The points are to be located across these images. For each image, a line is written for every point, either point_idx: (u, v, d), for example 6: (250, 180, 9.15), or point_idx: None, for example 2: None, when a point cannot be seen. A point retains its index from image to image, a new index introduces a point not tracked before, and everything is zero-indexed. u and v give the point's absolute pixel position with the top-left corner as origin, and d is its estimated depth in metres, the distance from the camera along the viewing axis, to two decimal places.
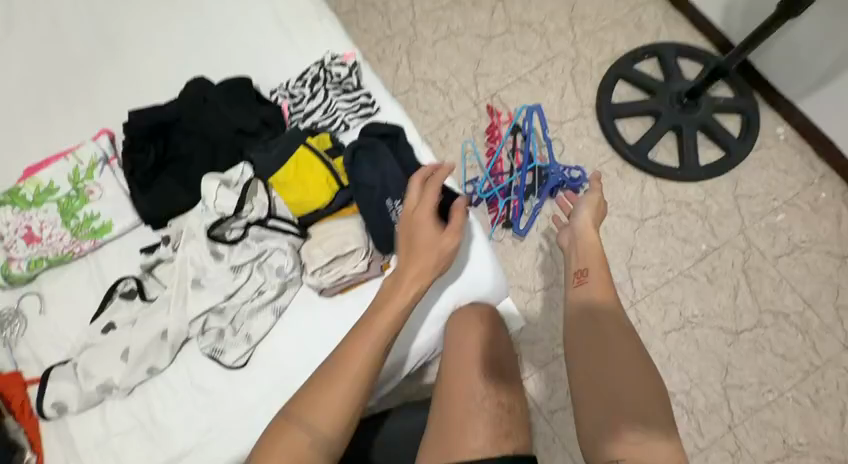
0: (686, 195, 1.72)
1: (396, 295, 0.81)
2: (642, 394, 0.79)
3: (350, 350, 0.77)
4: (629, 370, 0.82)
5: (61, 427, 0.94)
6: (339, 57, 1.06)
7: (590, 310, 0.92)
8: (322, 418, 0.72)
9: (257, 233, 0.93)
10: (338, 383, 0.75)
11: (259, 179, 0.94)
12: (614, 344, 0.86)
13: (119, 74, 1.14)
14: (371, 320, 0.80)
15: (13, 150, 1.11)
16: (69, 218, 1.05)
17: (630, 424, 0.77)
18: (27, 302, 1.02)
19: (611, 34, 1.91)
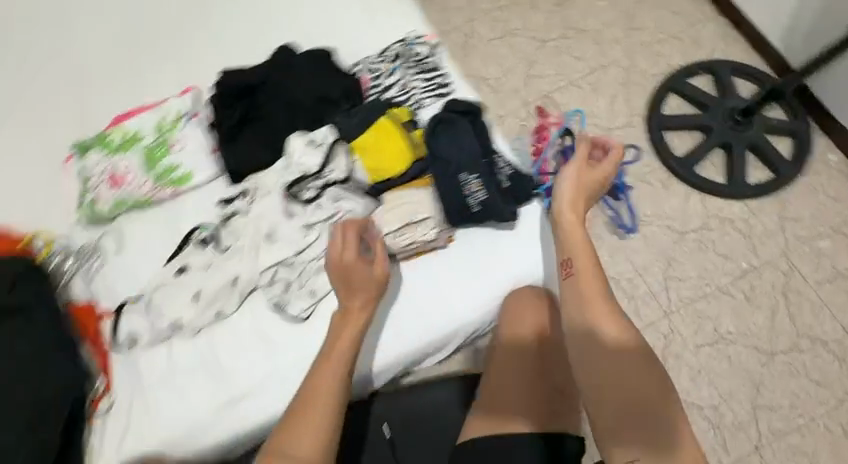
0: (730, 212, 1.72)
1: (344, 331, 0.85)
2: (648, 400, 0.74)
3: (316, 377, 0.81)
4: (630, 382, 0.76)
5: (129, 359, 1.00)
6: (422, 39, 1.10)
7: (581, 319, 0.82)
8: (304, 443, 0.74)
9: (335, 193, 0.97)
10: (313, 406, 0.78)
11: (342, 141, 0.98)
12: (614, 353, 0.78)
13: (207, 37, 1.20)
14: (327, 357, 0.83)
15: (104, 98, 1.19)
16: (152, 166, 1.10)
17: (638, 440, 0.72)
18: (105, 240, 1.07)
19: (667, 48, 1.92)
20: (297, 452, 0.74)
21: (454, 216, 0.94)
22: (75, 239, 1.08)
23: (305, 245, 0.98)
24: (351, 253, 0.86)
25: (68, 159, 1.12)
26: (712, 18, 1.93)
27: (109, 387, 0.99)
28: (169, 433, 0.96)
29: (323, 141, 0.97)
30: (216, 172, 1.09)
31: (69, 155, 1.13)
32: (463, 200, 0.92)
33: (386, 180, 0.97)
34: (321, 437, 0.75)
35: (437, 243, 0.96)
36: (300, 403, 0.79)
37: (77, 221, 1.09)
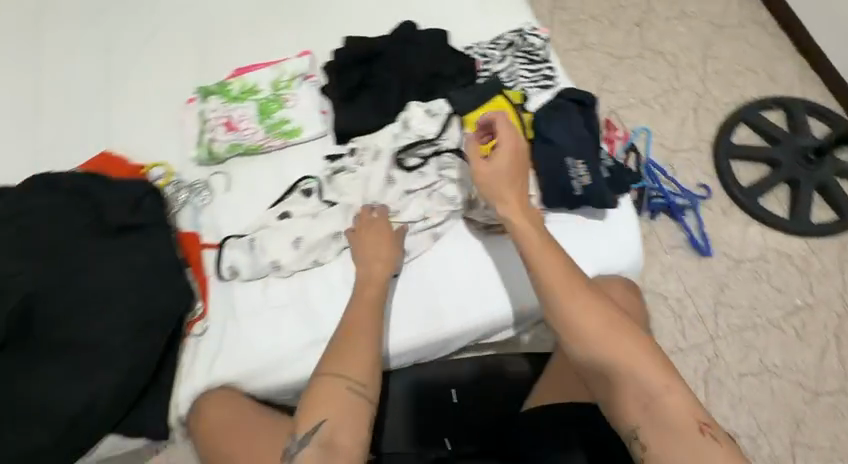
0: (789, 247, 1.72)
1: (369, 288, 0.94)
2: (636, 376, 0.74)
3: (356, 323, 0.90)
4: (611, 355, 0.76)
5: (227, 289, 1.07)
6: (535, 31, 1.15)
7: (555, 314, 0.82)
8: (354, 370, 0.84)
9: (444, 162, 1.06)
10: (358, 346, 0.87)
11: (456, 114, 1.07)
12: (594, 341, 0.78)
13: (324, 8, 1.29)
14: (358, 314, 0.91)
15: (225, 51, 1.28)
16: (266, 117, 1.18)
17: (644, 420, 0.73)
18: (215, 179, 1.15)
19: (743, 79, 1.93)
20: (348, 378, 0.83)
21: (553, 197, 0.98)
22: (188, 175, 1.16)
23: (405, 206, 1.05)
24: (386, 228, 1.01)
25: (190, 101, 1.21)
26: (791, 56, 1.94)
27: (205, 312, 1.06)
28: (257, 364, 1.03)
29: (438, 112, 1.07)
30: (325, 129, 1.16)
31: (192, 98, 1.22)
32: (564, 182, 0.97)
33: None
34: (367, 366, 0.85)
35: None
36: (340, 344, 0.87)
37: (194, 158, 1.17)
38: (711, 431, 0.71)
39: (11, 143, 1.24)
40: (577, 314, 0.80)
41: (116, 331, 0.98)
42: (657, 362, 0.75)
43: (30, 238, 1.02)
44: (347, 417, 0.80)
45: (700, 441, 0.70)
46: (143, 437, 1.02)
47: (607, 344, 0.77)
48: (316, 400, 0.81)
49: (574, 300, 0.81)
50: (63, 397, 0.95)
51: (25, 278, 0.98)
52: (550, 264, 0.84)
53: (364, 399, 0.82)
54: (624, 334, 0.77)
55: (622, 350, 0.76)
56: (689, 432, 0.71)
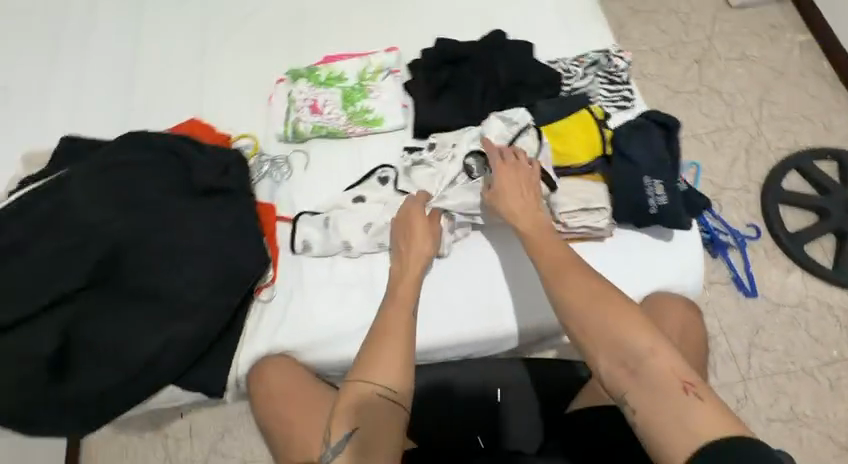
0: (831, 297, 1.69)
1: (404, 287, 0.95)
2: (618, 337, 0.75)
3: (387, 324, 0.88)
4: (600, 317, 0.77)
5: (296, 261, 1.13)
6: (620, 53, 1.18)
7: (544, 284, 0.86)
8: (383, 376, 0.82)
9: None
10: (387, 350, 0.85)
11: (533, 126, 1.07)
12: (578, 307, 0.79)
13: (409, 11, 1.35)
14: (390, 314, 0.91)
15: (310, 40, 1.35)
16: (349, 105, 1.24)
17: (632, 381, 0.72)
18: (296, 157, 1.21)
19: (798, 126, 1.93)
20: (378, 383, 0.82)
21: (626, 212, 1.01)
22: (271, 150, 1.22)
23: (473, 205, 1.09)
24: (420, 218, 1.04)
25: (280, 81, 1.28)
26: None
27: (273, 280, 1.11)
28: (318, 337, 1.07)
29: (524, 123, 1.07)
30: (403, 123, 1.22)
31: (281, 79, 1.28)
32: (641, 198, 1.00)
33: (573, 165, 1.06)
34: (397, 372, 0.83)
35: (600, 233, 1.04)
36: (372, 342, 0.86)
37: (279, 135, 1.23)
38: (696, 390, 0.69)
39: (106, 100, 1.32)
40: (565, 283, 0.83)
41: (194, 286, 1.03)
42: (642, 325, 0.75)
43: (122, 189, 1.08)
44: (379, 425, 0.79)
45: (686, 401, 0.68)
46: (200, 392, 1.06)
47: (591, 310, 0.78)
48: (345, 405, 0.81)
49: (560, 271, 0.85)
50: (139, 341, 1.00)
51: (114, 226, 1.04)
52: (543, 246, 0.90)
53: (393, 404, 0.81)
54: (611, 302, 0.78)
55: (604, 315, 0.77)
56: (671, 390, 0.69)
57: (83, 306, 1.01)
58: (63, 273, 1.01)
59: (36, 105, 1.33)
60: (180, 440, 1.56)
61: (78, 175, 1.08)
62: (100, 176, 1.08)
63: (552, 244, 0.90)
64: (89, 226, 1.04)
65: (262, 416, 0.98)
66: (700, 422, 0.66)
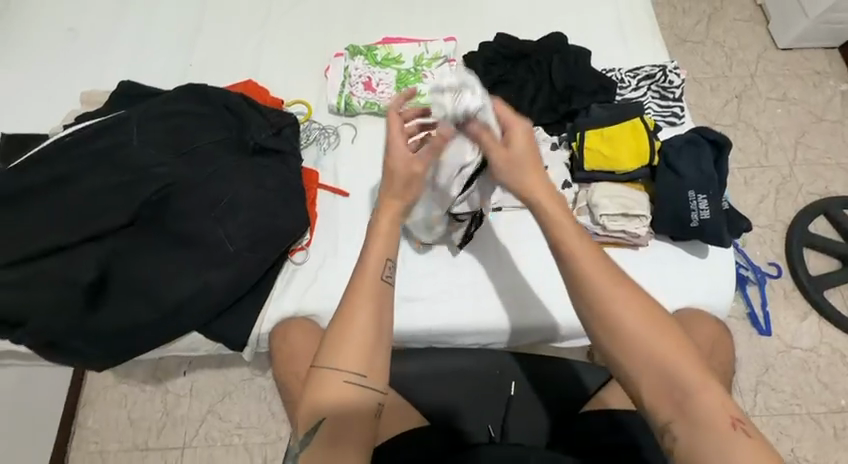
0: (844, 346, 1.67)
1: (373, 256, 0.82)
2: (668, 369, 0.70)
3: (351, 301, 0.78)
4: (649, 346, 0.71)
5: (332, 227, 1.15)
6: (677, 70, 1.20)
7: (581, 295, 0.75)
8: (351, 362, 0.76)
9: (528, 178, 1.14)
10: (353, 332, 0.77)
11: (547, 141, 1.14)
12: (628, 332, 0.72)
13: (463, 7, 1.38)
14: (356, 284, 0.80)
15: (365, 23, 1.37)
16: (402, 86, 1.25)
17: (679, 415, 0.69)
18: (344, 129, 1.24)
19: (832, 173, 1.91)
20: (345, 371, 0.76)
21: (667, 222, 1.03)
22: (321, 121, 1.25)
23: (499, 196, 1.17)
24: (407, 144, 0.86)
25: (338, 56, 1.30)
26: None
27: (308, 244, 1.13)
28: None
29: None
30: None
31: (340, 53, 1.31)
32: (683, 210, 1.01)
33: (620, 173, 1.07)
34: (364, 355, 0.77)
35: (638, 241, 1.06)
36: (339, 322, 0.78)
37: (331, 107, 1.25)
38: (743, 426, 0.67)
39: (167, 52, 1.36)
40: (609, 301, 0.73)
41: (233, 239, 1.06)
42: (690, 356, 0.71)
43: (177, 136, 1.11)
44: (352, 413, 0.77)
45: (735, 439, 0.66)
46: (221, 343, 1.07)
47: (639, 335, 0.72)
48: (315, 394, 0.76)
49: (603, 287, 0.74)
50: (174, 283, 1.03)
51: (164, 170, 1.07)
52: (577, 248, 0.77)
53: (363, 390, 0.77)
54: (660, 330, 0.72)
55: (655, 343, 0.71)
56: (719, 427, 0.67)
57: (125, 242, 1.04)
58: (113, 207, 1.04)
59: (99, 48, 1.37)
60: (180, 397, 1.52)
61: (137, 118, 1.12)
62: (159, 121, 1.12)
63: (581, 239, 0.77)
64: (142, 167, 1.07)
65: (281, 373, 0.97)
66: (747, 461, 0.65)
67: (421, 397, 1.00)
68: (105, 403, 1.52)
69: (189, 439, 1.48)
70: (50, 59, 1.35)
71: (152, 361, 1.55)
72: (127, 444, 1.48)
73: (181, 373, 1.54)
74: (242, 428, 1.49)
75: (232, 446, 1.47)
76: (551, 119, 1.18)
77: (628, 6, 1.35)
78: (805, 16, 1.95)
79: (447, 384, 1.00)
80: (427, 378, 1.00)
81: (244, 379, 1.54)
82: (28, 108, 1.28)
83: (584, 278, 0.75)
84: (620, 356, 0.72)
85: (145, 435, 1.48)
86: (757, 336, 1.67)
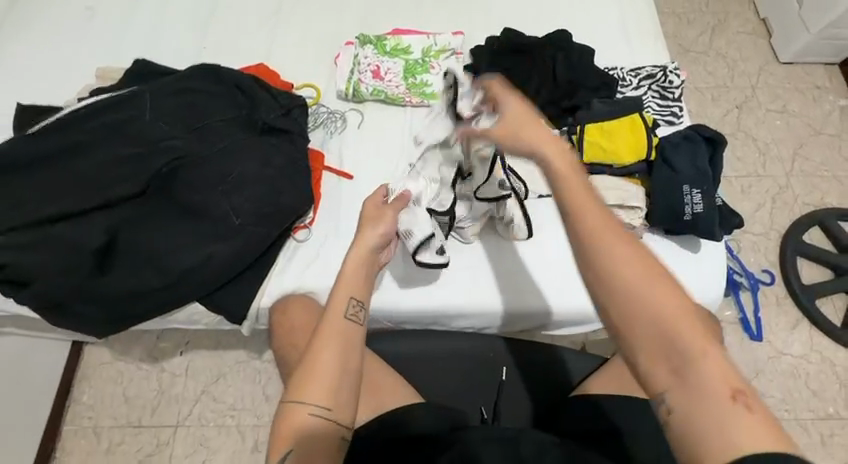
0: (835, 355, 1.68)
1: (338, 297, 0.85)
2: (667, 329, 0.60)
3: (318, 338, 0.81)
4: (645, 295, 0.61)
5: (334, 206, 1.18)
6: (677, 71, 1.23)
7: (576, 241, 0.66)
8: (314, 394, 0.77)
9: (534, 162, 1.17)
10: (319, 370, 0.79)
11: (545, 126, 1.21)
12: (624, 283, 0.62)
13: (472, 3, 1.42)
14: (326, 321, 0.82)
15: (376, 14, 1.41)
16: (409, 76, 1.28)
17: (672, 375, 0.59)
18: (351, 115, 1.27)
19: (829, 186, 1.93)
20: (310, 403, 0.77)
21: (661, 216, 1.06)
22: (330, 106, 1.28)
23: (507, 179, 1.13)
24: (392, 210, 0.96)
25: (349, 44, 1.33)
26: None
27: (311, 223, 1.15)
28: None
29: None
30: None
31: (351, 42, 1.34)
32: (676, 204, 1.04)
33: (618, 166, 1.10)
34: (328, 389, 0.78)
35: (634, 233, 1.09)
36: (308, 356, 0.80)
37: (340, 92, 1.29)
38: (746, 399, 0.56)
39: (181, 34, 1.39)
40: (605, 248, 0.64)
41: (238, 213, 1.08)
42: (693, 318, 0.60)
43: (188, 113, 1.14)
44: (316, 447, 0.78)
45: (738, 417, 0.55)
46: (222, 315, 1.09)
47: (637, 286, 0.62)
48: (283, 427, 0.78)
49: (602, 234, 0.65)
50: (179, 253, 1.05)
51: (176, 143, 1.10)
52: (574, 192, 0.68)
53: (326, 421, 0.77)
54: (656, 276, 0.62)
55: (656, 299, 0.61)
56: (719, 396, 0.56)
57: (134, 211, 1.07)
58: (124, 178, 1.07)
59: (115, 28, 1.40)
60: (175, 376, 1.54)
61: (150, 94, 1.15)
62: (172, 98, 1.15)
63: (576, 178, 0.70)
64: (153, 141, 1.10)
65: (278, 345, 0.99)
66: (748, 438, 0.53)
67: (416, 375, 1.03)
68: (101, 380, 1.53)
69: (182, 418, 1.49)
70: (67, 37, 1.38)
71: (150, 340, 1.57)
72: (121, 421, 1.49)
73: (178, 353, 1.56)
74: (236, 409, 1.50)
75: (225, 427, 1.49)
76: (554, 113, 1.21)
77: (633, 9, 1.39)
78: (807, 30, 1.99)
79: (442, 363, 1.03)
80: (420, 357, 1.03)
81: (239, 362, 1.55)
82: (43, 83, 1.31)
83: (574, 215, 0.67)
84: (612, 306, 0.63)
85: (139, 413, 1.50)
86: (749, 341, 1.68)
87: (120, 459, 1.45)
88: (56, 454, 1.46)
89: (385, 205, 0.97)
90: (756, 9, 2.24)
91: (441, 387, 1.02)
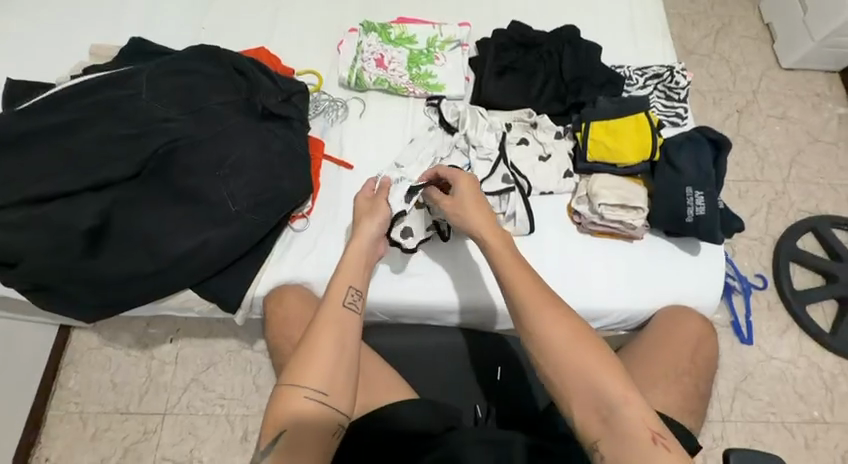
0: (822, 360, 1.70)
1: (338, 285, 0.87)
2: (593, 387, 0.74)
3: (316, 325, 0.82)
4: (576, 362, 0.76)
5: (333, 197, 1.15)
6: (684, 72, 1.22)
7: (517, 319, 0.81)
8: (310, 379, 0.78)
9: (536, 157, 1.15)
10: (317, 356, 0.80)
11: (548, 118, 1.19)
12: (556, 353, 0.77)
13: None
14: (325, 309, 0.84)
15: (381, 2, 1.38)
16: (413, 66, 1.26)
17: (602, 426, 0.73)
18: (353, 104, 1.24)
19: (824, 193, 1.95)
20: (306, 387, 0.78)
21: (662, 218, 1.05)
22: (331, 93, 1.25)
23: (505, 175, 1.12)
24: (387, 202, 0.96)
25: (353, 31, 1.30)
26: None
27: (309, 213, 1.13)
28: None
29: (537, 122, 1.18)
30: (463, 94, 1.25)
31: (355, 29, 1.31)
32: (678, 206, 1.04)
33: (621, 165, 1.09)
34: (327, 374, 0.79)
35: (634, 232, 1.08)
36: (306, 341, 0.82)
37: (342, 80, 1.26)
38: (663, 440, 0.71)
39: (180, 14, 1.35)
40: (537, 322, 0.79)
41: (235, 199, 1.06)
42: (615, 373, 0.75)
43: (186, 94, 1.11)
44: (310, 431, 0.78)
45: (652, 451, 0.70)
46: (215, 303, 1.07)
47: (566, 354, 0.76)
48: (275, 408, 0.78)
49: (536, 312, 0.79)
50: (173, 238, 1.03)
51: (172, 126, 1.07)
52: (510, 274, 0.83)
53: (321, 405, 0.78)
54: (583, 343, 0.77)
55: (583, 362, 0.76)
56: (641, 441, 0.71)
57: (126, 193, 1.04)
58: (117, 159, 1.04)
59: (111, 5, 1.35)
60: (165, 364, 1.51)
61: (147, 74, 1.12)
62: (169, 79, 1.12)
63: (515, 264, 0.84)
64: (149, 122, 1.07)
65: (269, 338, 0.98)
66: None
67: (411, 370, 1.02)
68: (89, 366, 1.51)
69: (170, 406, 1.47)
70: (61, 12, 1.34)
71: (140, 326, 1.55)
72: (108, 407, 1.47)
73: (168, 340, 1.53)
74: (225, 399, 1.48)
75: (213, 416, 1.47)
76: (559, 110, 1.20)
77: (641, 8, 1.37)
78: (810, 38, 1.99)
79: (435, 358, 1.02)
80: (414, 352, 1.03)
81: (230, 351, 1.53)
82: (33, 58, 1.27)
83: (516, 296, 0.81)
84: (553, 372, 0.76)
85: (127, 400, 1.48)
86: (739, 345, 1.69)
87: (106, 446, 1.43)
88: (41, 440, 1.44)
89: (376, 195, 0.98)
90: (760, 14, 2.23)
91: (434, 383, 1.01)
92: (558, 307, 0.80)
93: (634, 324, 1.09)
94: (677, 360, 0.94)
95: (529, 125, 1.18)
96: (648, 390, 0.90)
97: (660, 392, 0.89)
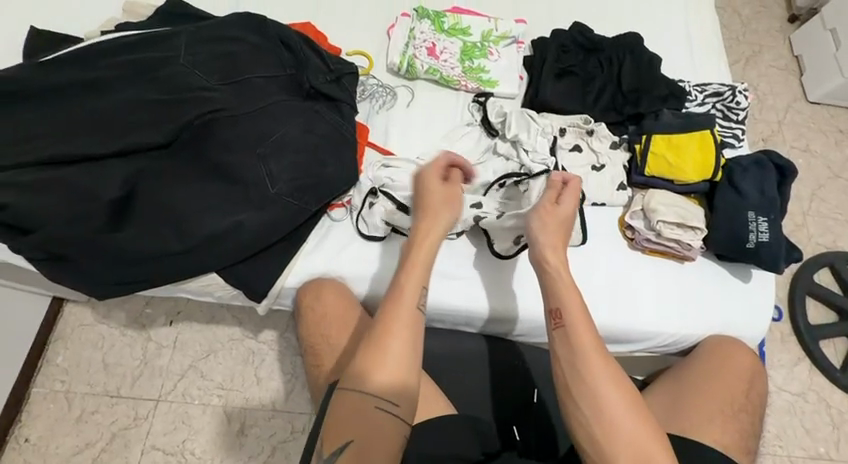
0: (830, 396, 1.56)
1: (411, 285, 0.81)
2: (641, 453, 0.71)
3: (388, 329, 0.77)
4: (626, 428, 0.72)
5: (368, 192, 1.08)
6: (745, 93, 1.18)
7: (570, 367, 0.77)
8: (383, 387, 0.75)
9: (589, 166, 1.10)
10: (389, 361, 0.75)
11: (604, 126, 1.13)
12: (608, 410, 0.73)
13: None
14: (390, 309, 0.79)
15: None
16: (465, 59, 1.19)
17: None
18: (401, 92, 1.18)
19: (842, 229, 1.79)
20: (378, 397, 0.74)
21: (722, 242, 1.01)
22: (379, 78, 1.19)
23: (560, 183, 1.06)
24: (435, 183, 0.91)
25: (405, 15, 1.23)
26: None
27: (349, 202, 1.06)
28: (386, 272, 1.02)
29: (593, 130, 1.12)
30: (515, 93, 1.19)
31: (407, 13, 1.24)
32: (740, 230, 1.00)
33: (682, 182, 1.06)
34: (401, 384, 0.76)
35: (688, 253, 1.04)
36: (369, 348, 0.76)
37: (392, 66, 1.19)
38: None
39: None
40: (593, 372, 0.75)
41: (274, 180, 0.98)
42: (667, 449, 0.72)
43: (227, 62, 1.03)
44: (376, 443, 0.73)
45: None
46: (241, 290, 0.99)
47: (618, 417, 0.73)
48: (341, 416, 0.74)
49: (590, 360, 0.76)
50: (204, 215, 0.95)
51: (212, 95, 0.99)
52: (568, 308, 0.80)
53: (395, 419, 0.75)
54: (631, 406, 0.74)
55: (633, 424, 0.72)
56: None
57: (158, 164, 0.95)
58: (148, 125, 0.95)
59: None
60: (162, 348, 1.42)
61: (186, 36, 1.03)
62: (211, 46, 1.03)
63: (578, 307, 0.80)
64: (187, 89, 0.98)
65: (305, 330, 0.95)
66: None
67: (447, 378, 0.96)
68: (80, 343, 1.41)
69: (165, 393, 1.38)
70: None
71: (138, 304, 1.45)
72: (96, 389, 1.37)
73: (167, 323, 1.44)
74: (224, 390, 1.39)
75: (210, 406, 1.37)
76: (614, 119, 1.16)
77: (698, 23, 1.34)
78: (840, 73, 1.86)
79: (473, 372, 0.97)
80: (448, 357, 0.98)
81: (233, 340, 1.44)
82: (56, 7, 1.16)
83: (575, 342, 0.78)
84: (602, 436, 0.72)
85: (118, 382, 1.38)
86: None
87: (92, 430, 1.33)
88: (22, 418, 1.33)
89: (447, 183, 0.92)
90: (789, 45, 2.07)
91: (472, 397, 0.95)
92: (610, 364, 0.77)
93: (678, 347, 1.05)
94: (732, 392, 0.91)
95: (584, 132, 1.13)
96: (705, 426, 0.86)
97: (715, 426, 0.86)
